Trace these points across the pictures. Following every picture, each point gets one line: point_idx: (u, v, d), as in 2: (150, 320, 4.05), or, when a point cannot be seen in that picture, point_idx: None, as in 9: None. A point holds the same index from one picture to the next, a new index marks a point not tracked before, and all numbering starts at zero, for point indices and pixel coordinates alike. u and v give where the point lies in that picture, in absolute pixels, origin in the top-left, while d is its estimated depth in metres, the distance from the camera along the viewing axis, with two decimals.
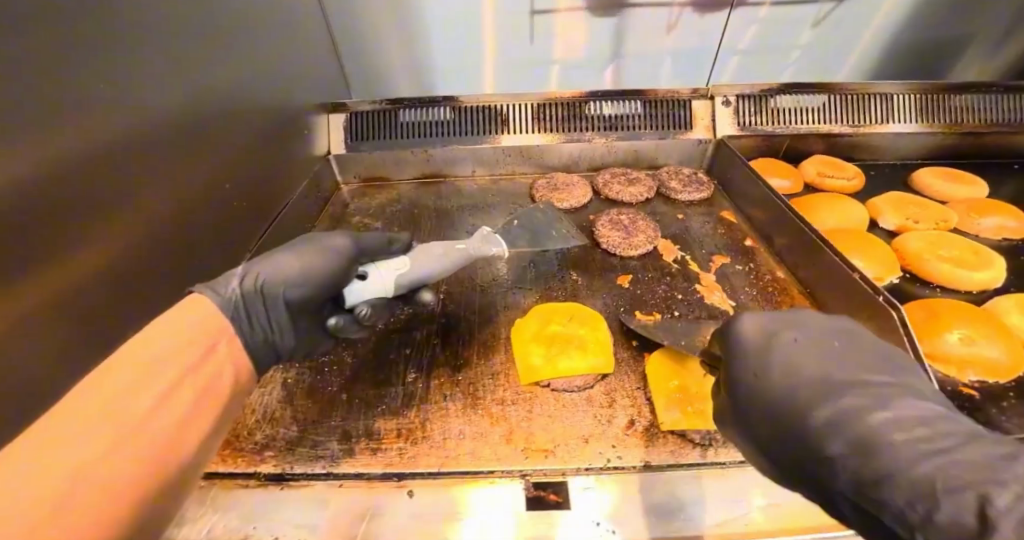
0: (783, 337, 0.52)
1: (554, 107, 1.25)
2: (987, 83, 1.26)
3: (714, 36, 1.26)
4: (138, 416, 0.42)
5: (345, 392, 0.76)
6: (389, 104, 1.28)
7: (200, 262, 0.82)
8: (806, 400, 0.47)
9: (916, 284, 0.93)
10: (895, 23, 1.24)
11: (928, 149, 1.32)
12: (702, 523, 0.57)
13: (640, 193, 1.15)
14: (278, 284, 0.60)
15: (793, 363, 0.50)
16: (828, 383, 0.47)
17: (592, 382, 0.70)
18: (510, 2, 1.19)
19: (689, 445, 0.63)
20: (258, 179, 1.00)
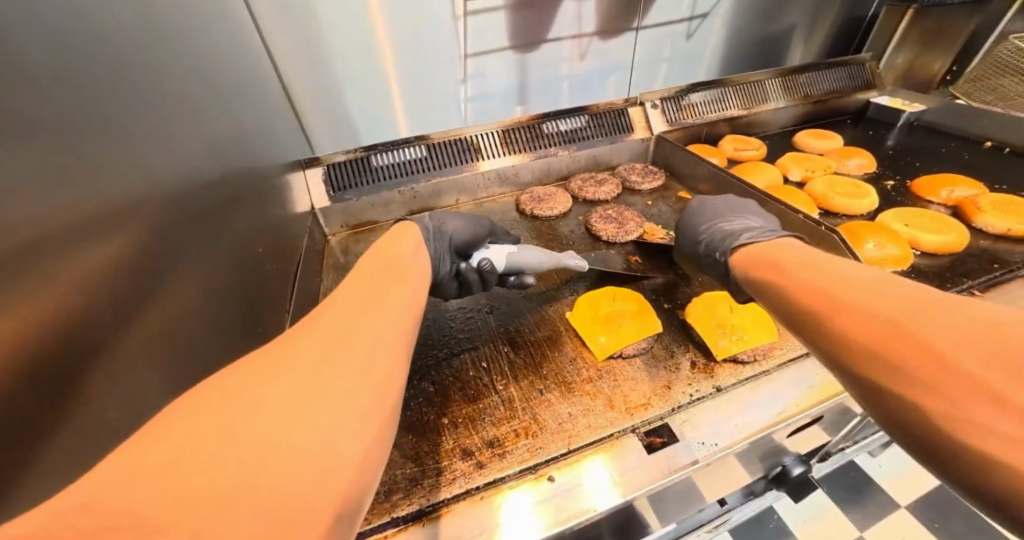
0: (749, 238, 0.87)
1: (517, 131, 1.40)
2: (818, 63, 1.66)
3: (620, 56, 1.47)
4: (324, 390, 0.40)
5: (442, 416, 0.76)
6: (363, 151, 1.34)
7: (241, 328, 0.82)
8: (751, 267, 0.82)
9: (828, 216, 1.22)
10: (746, 30, 1.54)
11: (799, 118, 1.70)
12: (769, 416, 0.73)
13: (611, 190, 1.35)
14: (450, 227, 0.88)
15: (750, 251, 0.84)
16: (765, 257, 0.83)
17: (652, 342, 0.85)
18: (441, 48, 1.30)
19: (742, 364, 0.80)
20: (269, 242, 1.00)
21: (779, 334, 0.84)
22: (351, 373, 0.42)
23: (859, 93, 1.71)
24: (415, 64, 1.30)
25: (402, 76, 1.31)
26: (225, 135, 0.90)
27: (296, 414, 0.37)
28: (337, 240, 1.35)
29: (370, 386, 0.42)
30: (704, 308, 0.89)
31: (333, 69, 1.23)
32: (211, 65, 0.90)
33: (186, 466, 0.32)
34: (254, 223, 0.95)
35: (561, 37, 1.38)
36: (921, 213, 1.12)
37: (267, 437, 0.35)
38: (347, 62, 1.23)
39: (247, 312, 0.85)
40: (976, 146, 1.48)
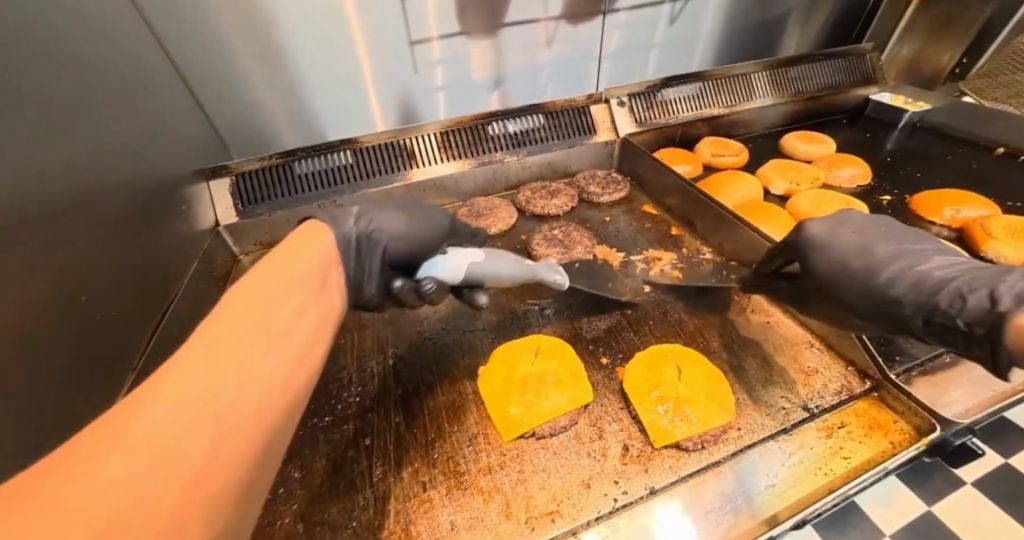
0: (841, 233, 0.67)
1: (459, 133, 1.22)
2: (812, 53, 1.47)
3: (592, 44, 1.23)
4: (246, 425, 0.33)
5: (302, 521, 0.63)
6: (280, 157, 1.16)
7: (76, 397, 0.64)
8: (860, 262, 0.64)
9: None
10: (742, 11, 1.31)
11: (790, 116, 1.50)
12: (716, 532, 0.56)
13: (564, 204, 1.16)
14: (383, 234, 0.66)
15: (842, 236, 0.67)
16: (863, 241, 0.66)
17: (577, 418, 0.68)
18: (382, 30, 1.06)
19: (685, 453, 0.64)
20: (139, 274, 0.82)
21: (733, 409, 0.68)
22: (274, 405, 0.36)
23: (858, 88, 1.50)
24: (344, 48, 1.06)
25: (363, 58, 1.09)
26: (79, 145, 0.72)
27: (222, 454, 0.31)
28: (248, 261, 1.17)
29: (260, 400, 0.34)
30: (648, 372, 0.72)
31: (242, 59, 1.01)
32: (52, 56, 0.71)
33: (71, 517, 0.24)
34: (118, 255, 0.78)
35: (533, 19, 1.15)
36: (922, 239, 0.93)
37: (177, 487, 0.28)
38: (257, 50, 1.01)
39: (89, 373, 0.67)
40: (987, 152, 1.29)
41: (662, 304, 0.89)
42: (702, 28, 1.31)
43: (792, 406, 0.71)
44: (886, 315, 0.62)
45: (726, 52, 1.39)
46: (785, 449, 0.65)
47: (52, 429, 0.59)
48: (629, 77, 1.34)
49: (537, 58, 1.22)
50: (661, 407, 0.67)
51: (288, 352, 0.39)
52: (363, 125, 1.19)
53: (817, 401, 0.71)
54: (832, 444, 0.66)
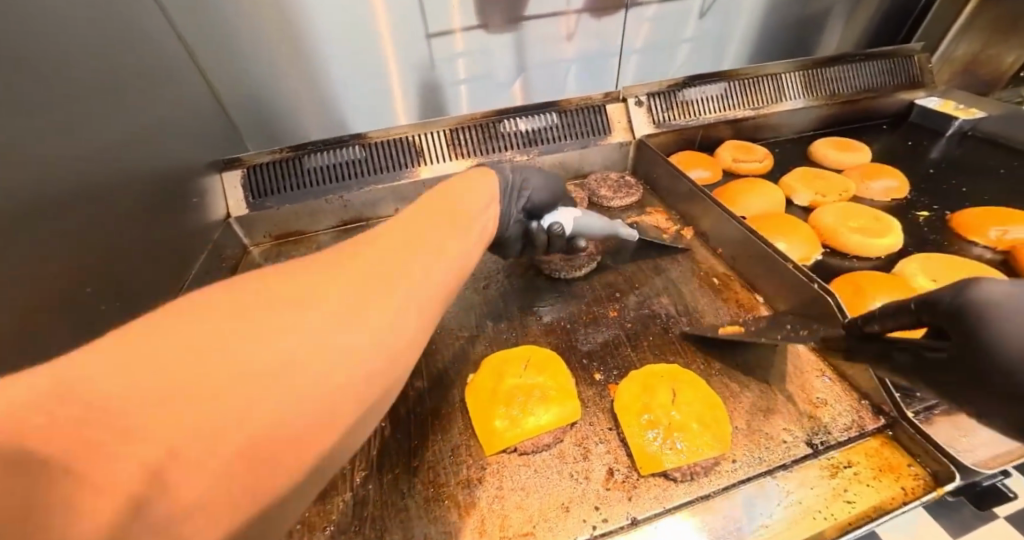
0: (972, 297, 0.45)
1: (469, 130, 1.20)
2: (852, 52, 1.36)
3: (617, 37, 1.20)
4: (329, 360, 0.30)
5: None
6: (291, 151, 1.16)
7: None
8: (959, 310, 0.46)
9: (834, 257, 0.97)
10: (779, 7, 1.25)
11: (824, 120, 1.41)
12: None
13: (573, 206, 1.12)
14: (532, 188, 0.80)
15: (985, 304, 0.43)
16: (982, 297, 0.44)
17: (562, 435, 0.66)
18: (407, 20, 1.06)
19: (672, 483, 0.61)
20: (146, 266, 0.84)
21: (728, 439, 0.64)
22: (362, 341, 0.32)
23: (901, 91, 1.39)
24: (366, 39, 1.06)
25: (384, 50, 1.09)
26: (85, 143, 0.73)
27: (292, 388, 0.28)
28: (258, 252, 1.19)
29: (357, 367, 0.31)
30: (640, 392, 0.69)
31: (271, 47, 1.03)
32: (60, 53, 0.72)
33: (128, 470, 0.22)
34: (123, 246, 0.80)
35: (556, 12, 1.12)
36: (960, 263, 0.85)
37: (305, 375, 0.28)
38: (281, 38, 1.03)
39: None
40: None
41: (663, 319, 0.85)
42: (734, 24, 1.25)
43: (794, 440, 0.66)
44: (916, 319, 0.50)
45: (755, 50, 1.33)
46: (782, 486, 0.61)
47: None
48: (652, 73, 1.30)
49: (560, 52, 1.20)
50: (649, 429, 0.64)
51: (406, 311, 0.36)
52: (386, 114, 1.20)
53: (822, 437, 0.66)
54: (835, 485, 0.61)
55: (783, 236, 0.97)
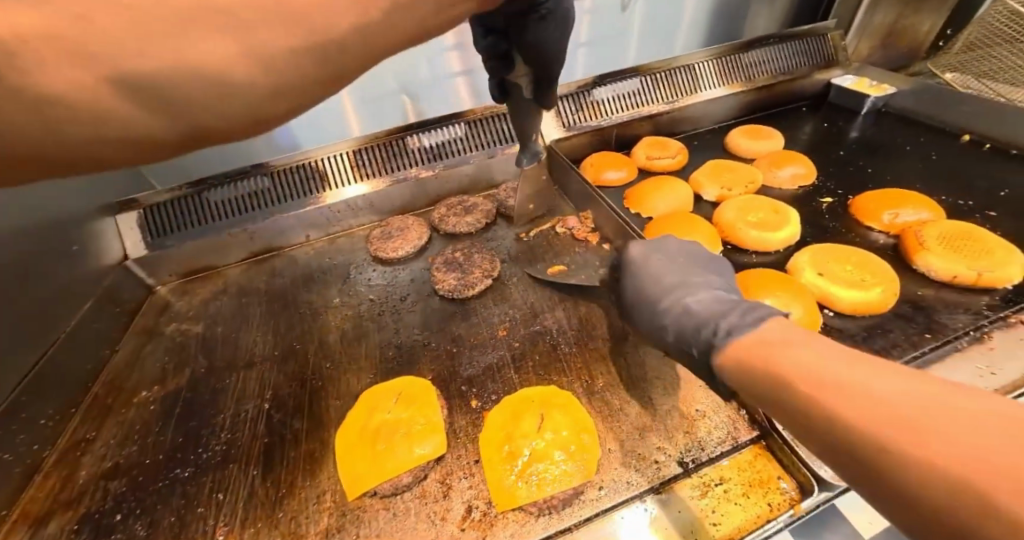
0: (653, 257, 0.68)
1: (372, 150, 1.17)
2: (764, 36, 1.34)
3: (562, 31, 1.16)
4: (202, 68, 0.31)
5: None
6: (191, 187, 1.13)
7: None
8: (654, 291, 0.64)
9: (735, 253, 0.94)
10: None
11: (743, 107, 1.39)
12: None
13: (478, 220, 1.11)
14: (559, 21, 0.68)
15: (639, 277, 0.67)
16: (664, 282, 0.64)
17: (425, 472, 0.64)
18: None
19: (530, 518, 0.58)
20: None
21: (593, 464, 0.62)
22: (233, 41, 0.32)
23: (817, 72, 1.38)
24: None
25: None
26: None
27: (157, 37, 0.30)
28: (165, 291, 1.15)
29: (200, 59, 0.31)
30: (509, 420, 0.67)
31: None
32: None
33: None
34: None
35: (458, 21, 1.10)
36: (845, 251, 0.84)
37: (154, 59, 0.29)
38: None
39: None
40: (953, 140, 1.19)
41: (553, 335, 0.83)
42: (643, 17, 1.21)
43: (667, 459, 0.63)
44: (658, 337, 0.62)
45: (664, 43, 1.29)
46: (647, 511, 0.58)
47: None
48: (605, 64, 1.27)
49: None
50: (510, 461, 0.62)
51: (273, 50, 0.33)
52: (307, 133, 1.17)
53: (694, 454, 0.64)
54: (705, 505, 0.59)
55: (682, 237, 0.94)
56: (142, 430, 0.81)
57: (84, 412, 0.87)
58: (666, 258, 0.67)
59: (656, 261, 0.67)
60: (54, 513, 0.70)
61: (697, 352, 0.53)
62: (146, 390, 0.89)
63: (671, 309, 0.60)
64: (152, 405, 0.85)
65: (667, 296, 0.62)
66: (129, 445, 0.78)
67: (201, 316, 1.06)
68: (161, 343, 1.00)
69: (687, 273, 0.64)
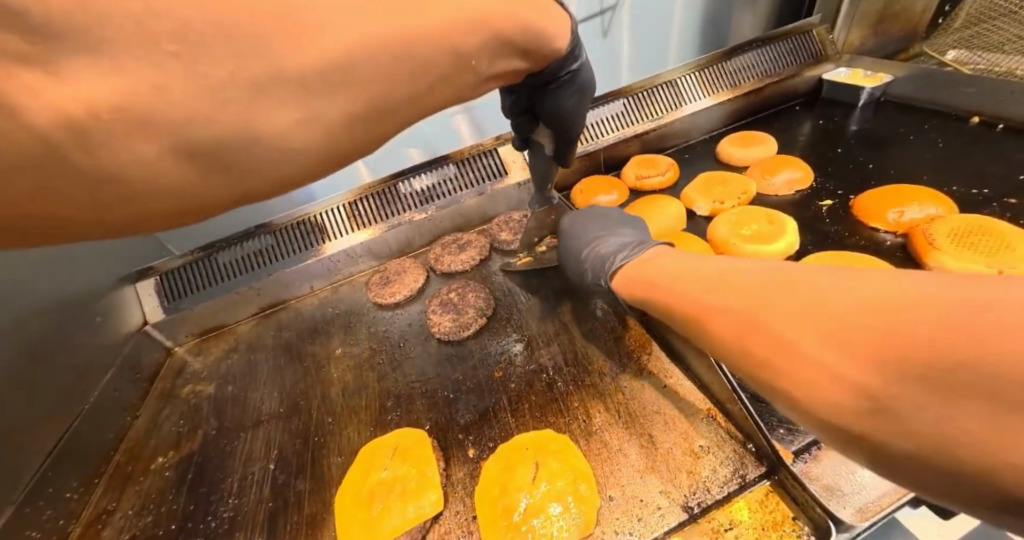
0: (579, 222, 0.87)
1: (367, 200, 1.20)
2: (747, 42, 1.32)
3: None
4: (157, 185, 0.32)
5: None
6: (202, 251, 1.20)
7: None
8: (577, 248, 0.84)
9: None
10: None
11: (736, 113, 1.36)
12: None
13: (472, 257, 1.12)
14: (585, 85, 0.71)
15: (568, 241, 0.87)
16: (584, 241, 0.84)
17: (422, 532, 0.63)
18: None
19: None
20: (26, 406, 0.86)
21: (594, 516, 0.59)
22: (292, 105, 0.33)
23: (806, 70, 1.35)
24: None
25: None
26: None
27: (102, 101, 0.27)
28: (181, 352, 1.19)
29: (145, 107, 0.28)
30: (503, 472, 0.66)
31: None
32: None
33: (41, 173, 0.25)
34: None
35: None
36: (840, 262, 0.81)
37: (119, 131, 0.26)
38: None
39: None
40: (960, 124, 1.13)
41: (550, 373, 0.81)
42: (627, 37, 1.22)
43: (671, 505, 0.60)
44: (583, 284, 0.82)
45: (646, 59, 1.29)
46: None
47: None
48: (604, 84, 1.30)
49: None
50: (505, 518, 0.61)
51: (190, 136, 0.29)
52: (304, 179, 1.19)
53: (699, 496, 0.60)
54: None
55: None
56: (157, 499, 0.83)
57: (106, 482, 0.90)
58: (599, 224, 0.84)
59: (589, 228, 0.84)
60: None
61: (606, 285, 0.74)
62: (162, 456, 0.92)
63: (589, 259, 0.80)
64: (166, 472, 0.88)
65: (588, 246, 0.82)
66: (145, 515, 0.81)
67: (214, 376, 1.09)
68: (176, 406, 1.03)
69: (604, 227, 0.84)
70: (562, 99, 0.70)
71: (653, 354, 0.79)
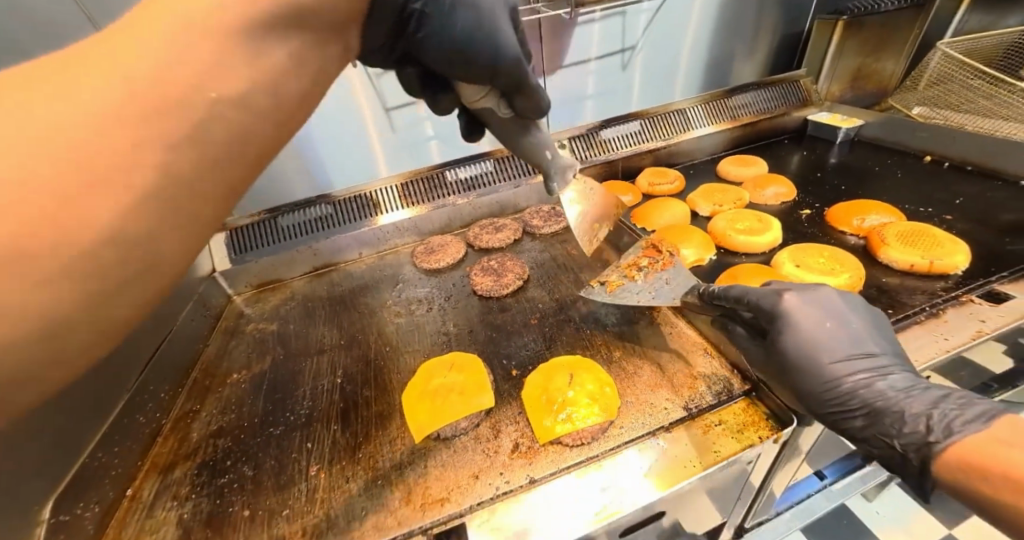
0: (819, 321, 0.68)
1: (417, 183, 1.39)
2: (745, 85, 1.58)
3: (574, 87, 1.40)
4: None
5: (247, 507, 0.74)
6: (268, 213, 1.35)
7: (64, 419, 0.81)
8: (817, 353, 0.66)
9: (728, 256, 1.11)
10: (700, 43, 1.46)
11: (733, 141, 1.60)
12: (592, 516, 0.62)
13: (507, 237, 1.30)
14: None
15: (798, 337, 0.67)
16: (819, 347, 0.67)
17: (478, 421, 0.79)
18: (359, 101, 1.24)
19: (565, 448, 0.72)
20: None
21: (616, 410, 0.76)
22: None
23: (794, 111, 1.62)
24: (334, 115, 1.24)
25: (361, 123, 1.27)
26: None
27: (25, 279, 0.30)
28: (240, 300, 1.34)
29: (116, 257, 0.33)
30: (541, 381, 0.83)
31: None
32: None
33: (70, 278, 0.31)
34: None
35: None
36: (813, 249, 1.01)
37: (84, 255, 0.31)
38: None
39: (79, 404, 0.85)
40: (916, 161, 1.38)
41: (576, 322, 0.99)
42: (639, 75, 1.45)
43: (674, 406, 0.77)
44: (830, 403, 0.65)
45: (661, 88, 1.50)
46: (661, 439, 0.72)
47: (50, 436, 0.78)
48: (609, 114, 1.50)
49: None
50: (545, 410, 0.76)
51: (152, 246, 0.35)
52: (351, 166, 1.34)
53: (696, 402, 0.77)
54: (708, 439, 0.71)
55: (683, 242, 1.11)
56: (237, 402, 0.98)
57: (186, 391, 1.04)
58: (841, 325, 0.68)
59: (833, 330, 0.67)
60: (177, 463, 0.86)
61: (901, 447, 0.60)
62: (236, 373, 1.07)
63: (849, 377, 0.64)
64: (243, 384, 1.03)
65: (832, 358, 0.66)
66: (228, 414, 0.95)
67: (275, 318, 1.25)
68: (243, 339, 1.18)
69: (850, 334, 0.67)
70: (432, 36, 0.59)
71: (661, 311, 0.98)
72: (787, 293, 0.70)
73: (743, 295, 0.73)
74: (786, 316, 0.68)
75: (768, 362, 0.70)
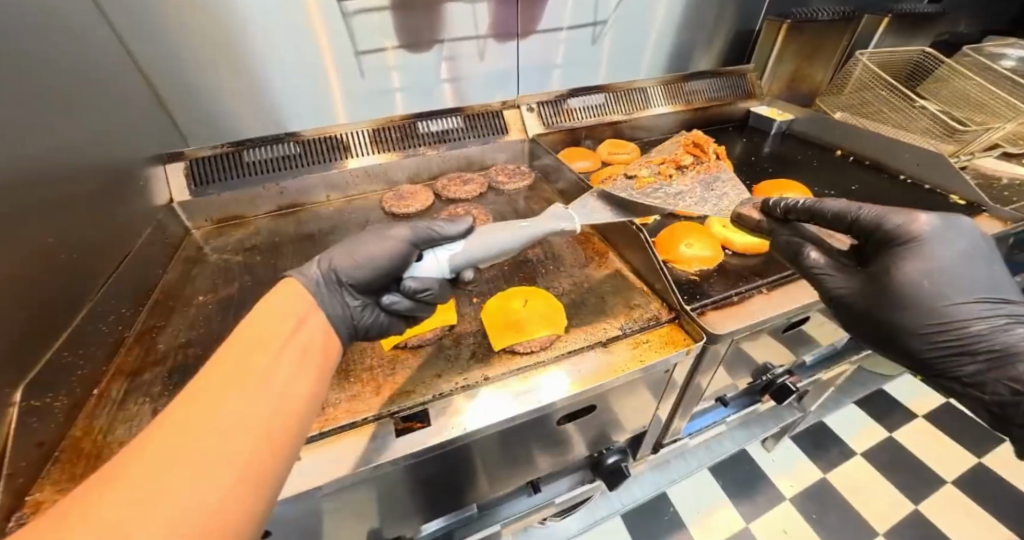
0: (957, 260, 0.73)
1: (390, 130, 1.43)
2: (700, 71, 1.73)
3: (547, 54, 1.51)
4: None
5: None
6: (231, 147, 1.30)
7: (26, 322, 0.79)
8: (950, 294, 0.72)
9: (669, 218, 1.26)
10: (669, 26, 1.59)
11: (685, 123, 1.75)
12: (539, 402, 0.77)
13: (474, 189, 1.39)
14: (345, 265, 0.72)
15: (933, 280, 0.72)
16: (955, 289, 0.72)
17: (442, 334, 0.89)
18: (335, 39, 1.26)
19: (516, 355, 0.84)
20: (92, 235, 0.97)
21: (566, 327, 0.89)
22: None
23: (740, 102, 1.81)
24: (308, 49, 1.25)
25: (333, 62, 1.30)
26: (44, 134, 0.88)
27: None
28: (199, 235, 1.29)
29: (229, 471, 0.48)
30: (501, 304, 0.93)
31: (219, 60, 1.20)
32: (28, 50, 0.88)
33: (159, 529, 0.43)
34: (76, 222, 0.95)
35: (465, 39, 1.39)
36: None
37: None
38: (228, 55, 1.20)
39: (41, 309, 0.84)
40: (831, 154, 1.62)
41: (534, 263, 1.11)
42: (609, 50, 1.57)
43: (610, 327, 0.91)
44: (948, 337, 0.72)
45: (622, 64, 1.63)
46: (598, 349, 0.86)
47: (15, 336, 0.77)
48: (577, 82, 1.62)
49: (477, 68, 1.47)
50: (506, 326, 0.87)
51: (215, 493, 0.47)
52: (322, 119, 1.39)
53: (629, 324, 0.91)
54: (636, 352, 0.86)
55: None
56: (205, 320, 1.01)
57: (148, 310, 1.05)
58: (975, 264, 0.73)
59: (966, 271, 0.73)
60: (144, 369, 0.89)
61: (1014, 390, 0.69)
62: (201, 297, 1.08)
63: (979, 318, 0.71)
64: (209, 305, 1.05)
65: (955, 298, 0.72)
66: (196, 329, 0.98)
67: (240, 249, 1.23)
68: (206, 267, 1.18)
69: (979, 276, 0.73)
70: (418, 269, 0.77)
71: (607, 255, 1.11)
72: (920, 216, 0.76)
73: (853, 208, 0.80)
74: (927, 255, 0.73)
75: (869, 297, 0.76)
